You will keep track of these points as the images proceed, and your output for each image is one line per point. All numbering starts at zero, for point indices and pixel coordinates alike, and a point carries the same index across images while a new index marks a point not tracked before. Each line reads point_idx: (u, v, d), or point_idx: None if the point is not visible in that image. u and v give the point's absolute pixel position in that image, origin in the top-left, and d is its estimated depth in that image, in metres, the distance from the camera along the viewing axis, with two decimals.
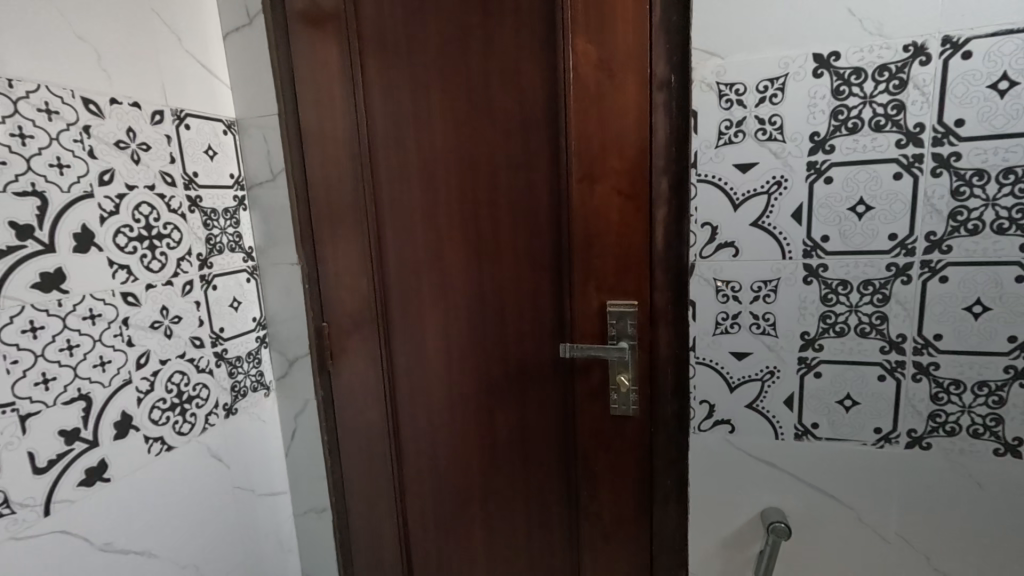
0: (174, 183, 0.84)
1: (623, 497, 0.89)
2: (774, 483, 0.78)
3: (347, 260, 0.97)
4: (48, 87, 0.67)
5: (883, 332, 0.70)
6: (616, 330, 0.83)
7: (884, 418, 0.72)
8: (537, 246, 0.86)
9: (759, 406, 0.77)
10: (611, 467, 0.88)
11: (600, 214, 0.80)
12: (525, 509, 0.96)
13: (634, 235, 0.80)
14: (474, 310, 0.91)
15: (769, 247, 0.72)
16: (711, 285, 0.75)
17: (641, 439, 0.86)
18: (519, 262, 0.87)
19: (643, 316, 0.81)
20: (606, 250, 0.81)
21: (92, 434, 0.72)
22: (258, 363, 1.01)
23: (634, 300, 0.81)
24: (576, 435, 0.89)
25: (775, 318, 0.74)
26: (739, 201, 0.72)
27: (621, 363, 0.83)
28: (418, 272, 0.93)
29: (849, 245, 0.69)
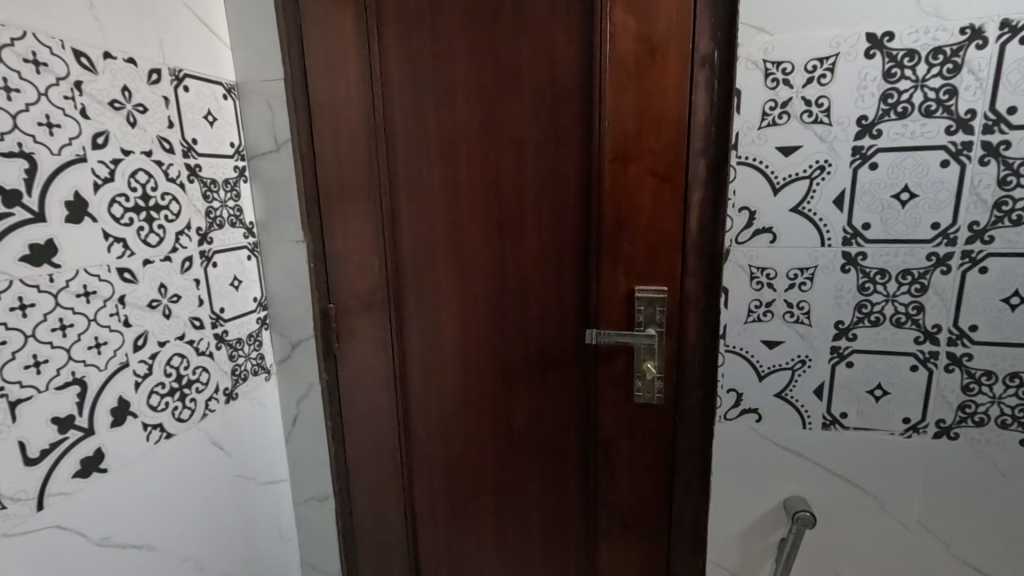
0: (172, 149, 0.77)
1: (642, 485, 0.87)
2: (798, 472, 0.78)
3: (356, 239, 0.92)
4: (36, 35, 0.59)
5: (919, 322, 0.69)
6: (643, 316, 0.80)
7: (913, 408, 0.72)
8: (563, 230, 0.82)
9: (788, 395, 0.76)
10: (631, 455, 0.87)
11: (632, 196, 0.77)
12: (539, 497, 0.94)
13: (666, 219, 0.77)
14: (493, 292, 0.87)
15: (808, 233, 0.70)
16: (745, 271, 0.73)
17: (663, 427, 0.84)
18: (542, 246, 0.84)
19: (672, 303, 0.79)
20: (636, 234, 0.78)
21: (89, 420, 0.66)
22: (258, 346, 0.95)
23: (664, 286, 0.79)
24: (595, 423, 0.87)
25: (810, 307, 0.72)
26: (780, 186, 0.70)
27: (648, 350, 0.81)
28: (435, 254, 0.89)
29: (890, 233, 0.68)
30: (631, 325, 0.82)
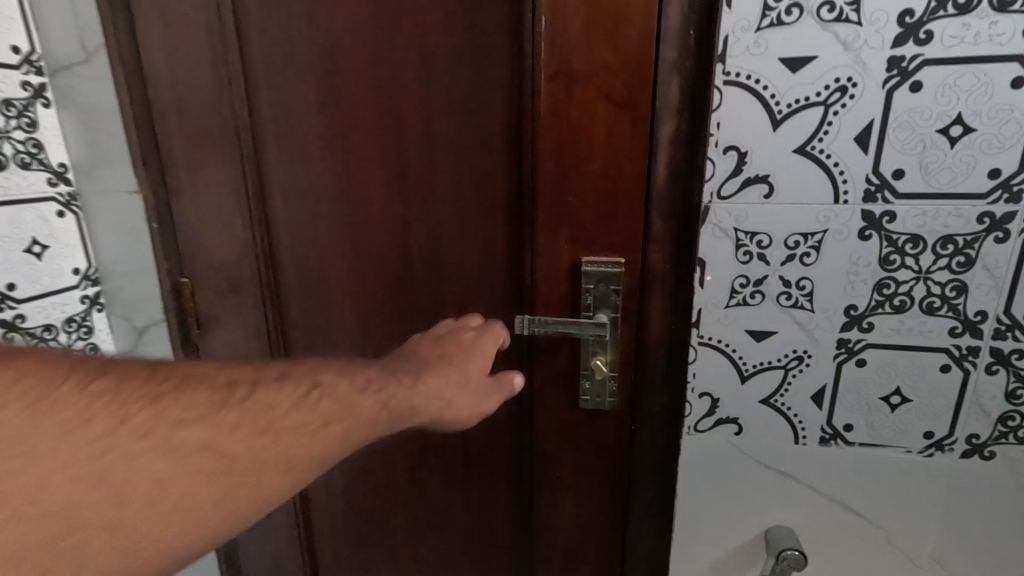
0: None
1: (590, 512, 0.68)
2: (785, 496, 0.61)
3: (211, 195, 0.67)
4: None
5: (958, 309, 0.51)
6: (593, 297, 0.58)
7: (939, 421, 0.54)
8: (485, 184, 0.60)
9: (778, 402, 0.58)
10: (576, 476, 0.67)
11: (577, 132, 0.55)
12: (464, 519, 0.75)
13: (624, 165, 0.54)
14: (396, 263, 0.65)
15: (818, 185, 0.51)
16: (728, 237, 0.54)
17: (615, 442, 0.64)
18: (461, 207, 0.61)
19: (631, 282, 0.57)
20: (581, 187, 0.56)
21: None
22: (87, 334, 0.72)
23: (621, 258, 0.57)
24: (529, 434, 0.67)
25: (812, 287, 0.53)
26: (782, 116, 0.50)
27: (598, 344, 0.59)
28: (318, 215, 0.66)
29: (930, 184, 0.49)
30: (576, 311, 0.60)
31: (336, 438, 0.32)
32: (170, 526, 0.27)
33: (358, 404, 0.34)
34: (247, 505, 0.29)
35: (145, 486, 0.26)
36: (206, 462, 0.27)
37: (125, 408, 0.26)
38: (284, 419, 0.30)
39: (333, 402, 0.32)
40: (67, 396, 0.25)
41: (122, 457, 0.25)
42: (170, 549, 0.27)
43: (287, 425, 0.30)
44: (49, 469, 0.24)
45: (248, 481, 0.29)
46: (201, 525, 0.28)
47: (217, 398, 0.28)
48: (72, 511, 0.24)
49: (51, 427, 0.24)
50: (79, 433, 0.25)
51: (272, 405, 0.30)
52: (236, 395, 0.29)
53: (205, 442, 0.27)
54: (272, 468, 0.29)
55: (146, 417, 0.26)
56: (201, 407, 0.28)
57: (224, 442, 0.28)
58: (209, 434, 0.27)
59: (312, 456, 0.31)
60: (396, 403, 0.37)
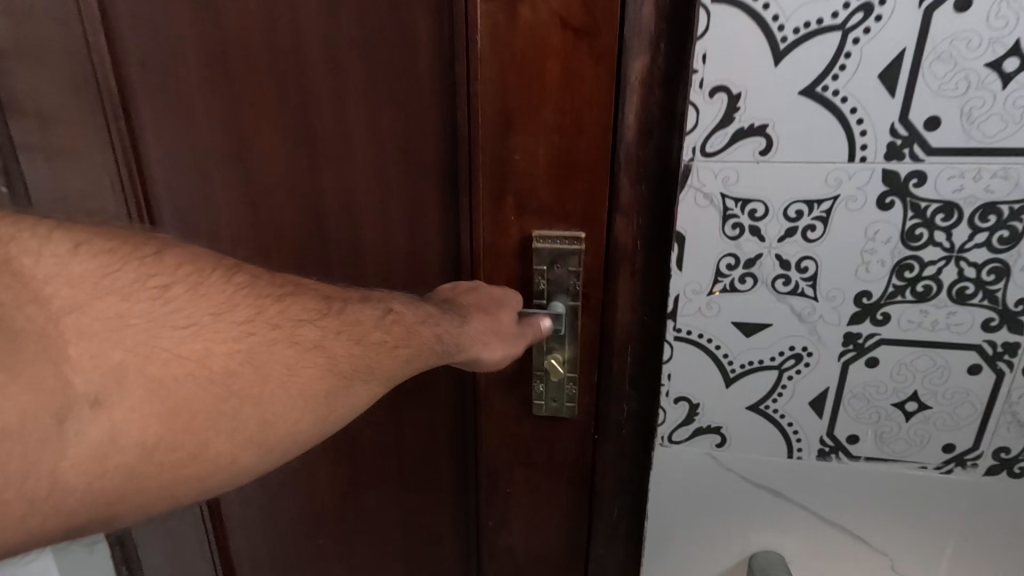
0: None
1: (546, 537, 0.57)
2: (774, 518, 0.51)
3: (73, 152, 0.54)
4: None
5: (995, 297, 0.41)
6: (547, 283, 0.47)
7: (962, 431, 0.45)
8: (411, 135, 0.47)
9: (769, 409, 0.47)
10: (529, 494, 0.55)
11: (524, 66, 0.42)
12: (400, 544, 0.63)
13: (584, 110, 0.42)
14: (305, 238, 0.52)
15: (828, 138, 0.39)
16: (714, 206, 0.42)
17: (576, 453, 0.53)
18: (380, 164, 0.49)
19: (595, 263, 0.46)
20: (530, 139, 0.44)
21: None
22: None
23: (582, 233, 0.45)
24: (473, 444, 0.55)
25: (816, 269, 0.42)
26: (787, 46, 0.38)
27: (554, 340, 0.48)
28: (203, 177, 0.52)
29: (971, 137, 0.38)
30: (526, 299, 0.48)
31: (404, 360, 0.35)
32: (292, 412, 0.31)
33: (421, 334, 0.37)
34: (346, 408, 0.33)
35: (281, 372, 0.30)
36: (318, 360, 0.32)
37: (266, 304, 0.31)
38: (369, 335, 0.34)
39: (402, 330, 0.36)
40: (218, 283, 0.30)
41: (261, 341, 0.30)
42: (293, 435, 0.31)
43: (371, 341, 0.34)
44: (217, 337, 0.29)
45: (345, 383, 0.33)
46: (321, 414, 0.32)
47: (321, 306, 0.33)
48: (233, 377, 0.29)
49: (212, 305, 0.29)
50: (231, 315, 0.29)
51: (362, 321, 0.34)
52: (331, 308, 0.34)
53: (319, 341, 0.32)
54: (363, 374, 0.34)
55: (279, 312, 0.31)
56: (315, 311, 0.33)
57: (334, 345, 0.32)
58: (321, 333, 0.32)
59: (391, 371, 0.35)
60: (450, 336, 0.39)
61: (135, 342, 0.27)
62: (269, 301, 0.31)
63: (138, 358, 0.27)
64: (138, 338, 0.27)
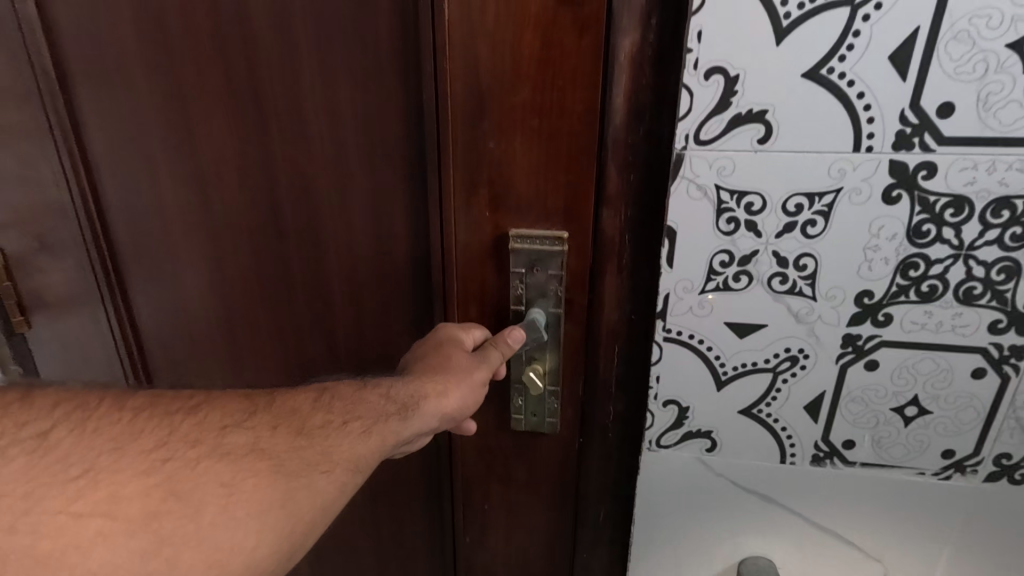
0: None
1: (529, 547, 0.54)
2: (764, 523, 0.49)
3: (32, 133, 0.51)
4: None
5: (1004, 298, 0.38)
6: (527, 288, 0.44)
7: (963, 437, 0.43)
8: (380, 118, 0.44)
9: (761, 414, 0.45)
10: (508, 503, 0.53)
11: (501, 41, 0.38)
12: (378, 546, 0.62)
13: (568, 91, 0.38)
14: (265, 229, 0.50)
15: (833, 125, 0.36)
16: (708, 198, 0.39)
17: (558, 463, 0.50)
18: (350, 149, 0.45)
19: (576, 266, 0.43)
20: (509, 124, 0.40)
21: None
22: None
23: (563, 232, 0.42)
24: (448, 450, 0.53)
25: (815, 267, 0.40)
26: (791, 23, 0.35)
27: (532, 348, 0.45)
28: (169, 161, 0.49)
29: (987, 126, 0.35)
30: (503, 300, 0.45)
31: (361, 433, 0.34)
32: (246, 535, 0.29)
33: (367, 399, 0.37)
34: (310, 505, 0.31)
35: (215, 495, 0.28)
36: (259, 465, 0.30)
37: (172, 423, 0.29)
38: (310, 422, 0.33)
39: (346, 403, 0.35)
40: (108, 417, 0.28)
41: (182, 466, 0.28)
42: (249, 564, 0.29)
43: (315, 428, 0.33)
44: (121, 478, 0.26)
45: (300, 482, 0.31)
46: (278, 528, 0.30)
47: (246, 406, 0.31)
48: (155, 524, 0.27)
49: (109, 439, 0.27)
50: (136, 446, 0.27)
51: (296, 408, 0.33)
52: (260, 403, 0.32)
53: (252, 446, 0.30)
54: (320, 466, 0.32)
55: (192, 426, 0.29)
56: (235, 414, 0.31)
57: (271, 444, 0.31)
58: (247, 438, 0.30)
59: (351, 454, 0.34)
60: (401, 394, 0.38)
61: (14, 517, 0.24)
62: (177, 417, 0.29)
63: (21, 539, 0.24)
64: (17, 511, 0.24)
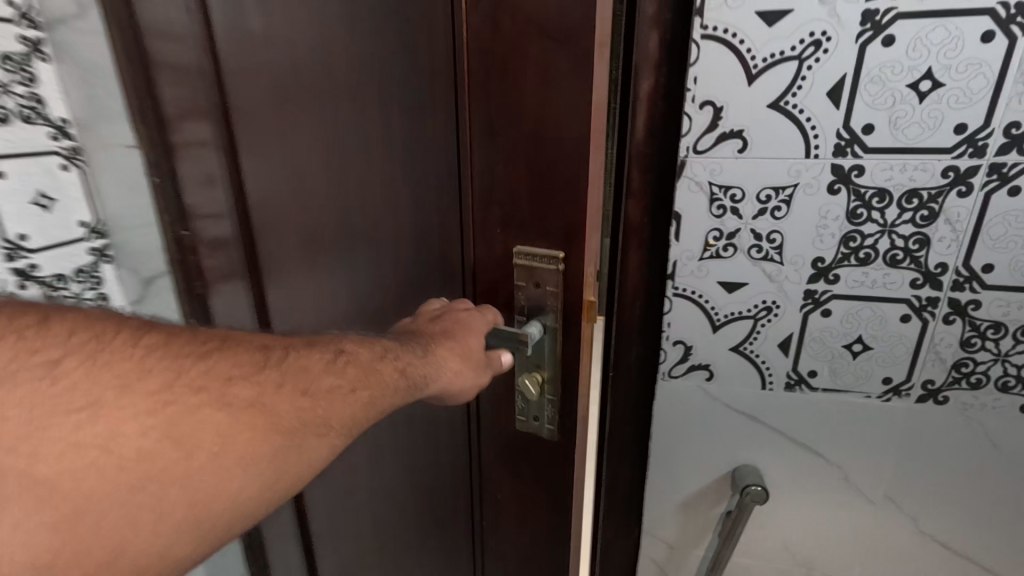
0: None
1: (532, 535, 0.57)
2: (752, 440, 0.65)
3: None
4: None
5: (920, 262, 0.53)
6: (527, 297, 0.46)
7: (897, 367, 0.57)
8: (419, 138, 0.48)
9: (747, 350, 0.61)
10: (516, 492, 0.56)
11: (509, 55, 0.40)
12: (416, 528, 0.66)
13: (571, 97, 0.39)
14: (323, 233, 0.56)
15: (789, 139, 0.52)
16: (704, 191, 0.56)
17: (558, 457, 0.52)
18: (387, 158, 0.49)
19: (571, 282, 0.44)
20: (516, 132, 0.42)
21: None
22: (95, 287, 0.73)
23: (561, 252, 0.43)
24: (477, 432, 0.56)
25: (782, 240, 0.55)
26: (757, 71, 0.51)
27: (533, 357, 0.47)
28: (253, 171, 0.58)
29: (898, 139, 0.50)
30: (513, 300, 0.48)
31: (364, 404, 0.31)
32: (228, 483, 0.25)
33: (383, 371, 0.33)
34: (296, 465, 0.28)
35: (207, 443, 0.25)
36: (252, 423, 0.26)
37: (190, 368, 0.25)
38: (310, 380, 0.29)
39: (362, 368, 0.32)
40: (122, 348, 0.24)
41: (184, 412, 0.24)
42: (234, 506, 0.26)
43: (324, 389, 0.29)
44: (122, 419, 0.23)
45: (294, 442, 0.27)
46: (267, 475, 0.27)
47: (256, 359, 0.27)
48: (145, 464, 0.23)
49: (115, 378, 0.23)
50: (141, 385, 0.24)
51: (309, 367, 0.29)
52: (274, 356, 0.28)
53: (252, 402, 0.26)
54: (316, 429, 0.28)
55: (202, 372, 0.25)
56: (243, 365, 0.27)
57: (265, 400, 0.27)
58: (255, 393, 0.27)
59: (349, 421, 0.30)
60: (419, 369, 0.36)
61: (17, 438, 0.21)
62: (187, 361, 0.25)
63: (17, 460, 0.21)
64: (18, 433, 0.21)
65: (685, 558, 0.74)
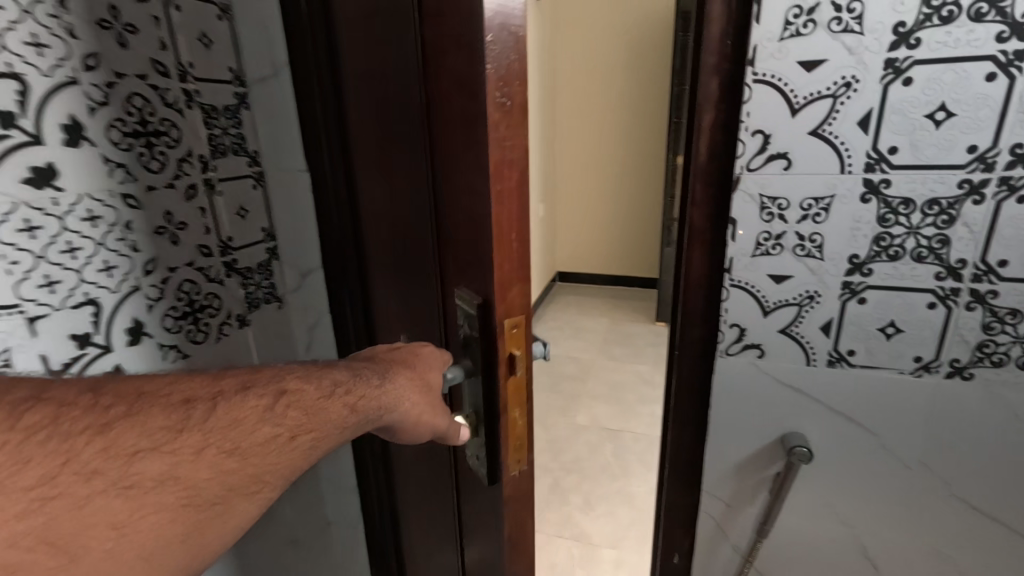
0: (142, 75, 0.72)
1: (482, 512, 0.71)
2: (800, 410, 0.76)
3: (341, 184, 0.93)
4: None
5: (942, 257, 0.64)
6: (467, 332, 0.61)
7: (926, 347, 0.68)
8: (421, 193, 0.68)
9: (794, 332, 0.73)
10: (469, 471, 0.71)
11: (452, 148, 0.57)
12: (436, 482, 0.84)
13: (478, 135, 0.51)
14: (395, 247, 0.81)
15: (826, 159, 0.65)
16: (756, 201, 0.69)
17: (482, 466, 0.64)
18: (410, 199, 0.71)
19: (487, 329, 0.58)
20: (461, 180, 0.57)
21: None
22: (270, 275, 0.98)
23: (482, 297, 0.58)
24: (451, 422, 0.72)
25: (822, 240, 0.68)
26: (799, 106, 0.64)
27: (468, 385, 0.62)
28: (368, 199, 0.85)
29: (919, 158, 0.62)
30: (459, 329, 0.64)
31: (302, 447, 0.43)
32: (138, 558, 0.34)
33: (328, 406, 0.46)
34: (217, 530, 0.38)
35: (104, 526, 0.33)
36: (166, 494, 0.36)
37: (92, 441, 0.34)
38: (249, 437, 0.40)
39: (307, 408, 0.44)
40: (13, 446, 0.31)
41: (70, 500, 0.32)
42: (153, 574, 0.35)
43: (254, 443, 0.40)
44: (21, 507, 0.31)
45: (214, 509, 0.38)
46: (189, 540, 0.37)
47: (169, 427, 0.37)
48: (43, 543, 0.31)
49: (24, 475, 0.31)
50: (29, 480, 0.31)
51: (237, 422, 0.40)
52: (189, 422, 0.38)
53: (158, 479, 0.35)
54: (250, 487, 0.40)
55: (99, 453, 0.34)
56: (153, 437, 0.36)
57: (184, 471, 0.36)
58: (167, 461, 0.36)
59: (292, 460, 0.43)
60: (365, 405, 0.49)
61: None
62: (83, 444, 0.33)
63: None
64: None
65: (737, 515, 0.85)
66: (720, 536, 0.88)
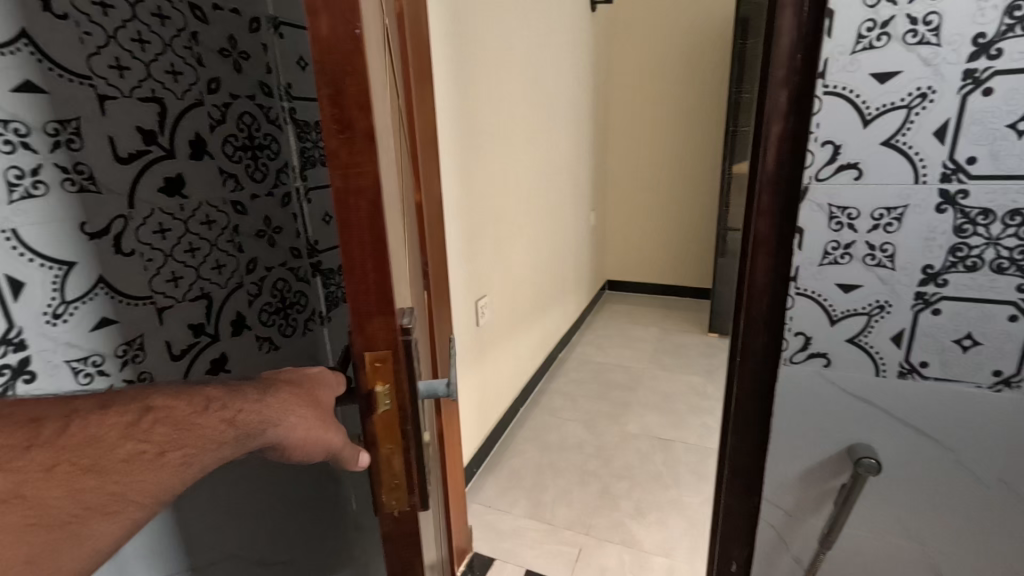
0: (252, 95, 0.83)
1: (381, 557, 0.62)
2: (868, 422, 0.76)
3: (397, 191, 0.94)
4: (139, 16, 0.66)
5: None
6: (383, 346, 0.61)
7: (1006, 360, 0.67)
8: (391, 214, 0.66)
9: (862, 342, 0.73)
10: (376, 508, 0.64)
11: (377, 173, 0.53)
12: None
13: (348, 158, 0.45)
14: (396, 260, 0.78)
15: (900, 168, 0.65)
16: (824, 211, 0.70)
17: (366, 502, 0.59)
18: None
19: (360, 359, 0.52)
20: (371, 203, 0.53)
21: (93, 367, 0.65)
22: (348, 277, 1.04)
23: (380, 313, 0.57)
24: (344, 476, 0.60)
25: (894, 250, 0.68)
26: (871, 117, 0.65)
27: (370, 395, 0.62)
28: None
29: (999, 168, 0.62)
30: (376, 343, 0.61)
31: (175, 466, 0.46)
32: None
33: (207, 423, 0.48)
34: (70, 552, 0.41)
35: None
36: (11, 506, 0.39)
37: None
38: (110, 454, 0.43)
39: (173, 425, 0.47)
40: None
41: None
42: None
43: (117, 459, 0.44)
44: None
45: (60, 530, 0.41)
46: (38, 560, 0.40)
47: (19, 441, 0.40)
48: None
49: None
50: None
51: (96, 439, 0.43)
52: (38, 441, 0.41)
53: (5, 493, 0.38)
54: (109, 505, 0.43)
55: None
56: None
57: (29, 489, 0.39)
58: (11, 479, 0.39)
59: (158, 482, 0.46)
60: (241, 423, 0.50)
61: None
62: None
63: None
64: None
65: (800, 526, 0.85)
66: (781, 546, 0.88)
